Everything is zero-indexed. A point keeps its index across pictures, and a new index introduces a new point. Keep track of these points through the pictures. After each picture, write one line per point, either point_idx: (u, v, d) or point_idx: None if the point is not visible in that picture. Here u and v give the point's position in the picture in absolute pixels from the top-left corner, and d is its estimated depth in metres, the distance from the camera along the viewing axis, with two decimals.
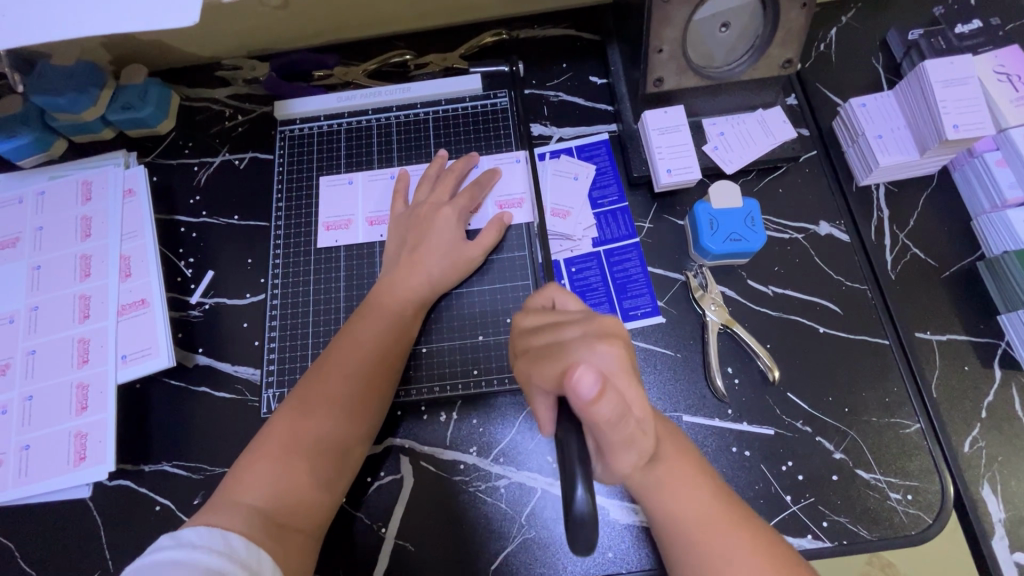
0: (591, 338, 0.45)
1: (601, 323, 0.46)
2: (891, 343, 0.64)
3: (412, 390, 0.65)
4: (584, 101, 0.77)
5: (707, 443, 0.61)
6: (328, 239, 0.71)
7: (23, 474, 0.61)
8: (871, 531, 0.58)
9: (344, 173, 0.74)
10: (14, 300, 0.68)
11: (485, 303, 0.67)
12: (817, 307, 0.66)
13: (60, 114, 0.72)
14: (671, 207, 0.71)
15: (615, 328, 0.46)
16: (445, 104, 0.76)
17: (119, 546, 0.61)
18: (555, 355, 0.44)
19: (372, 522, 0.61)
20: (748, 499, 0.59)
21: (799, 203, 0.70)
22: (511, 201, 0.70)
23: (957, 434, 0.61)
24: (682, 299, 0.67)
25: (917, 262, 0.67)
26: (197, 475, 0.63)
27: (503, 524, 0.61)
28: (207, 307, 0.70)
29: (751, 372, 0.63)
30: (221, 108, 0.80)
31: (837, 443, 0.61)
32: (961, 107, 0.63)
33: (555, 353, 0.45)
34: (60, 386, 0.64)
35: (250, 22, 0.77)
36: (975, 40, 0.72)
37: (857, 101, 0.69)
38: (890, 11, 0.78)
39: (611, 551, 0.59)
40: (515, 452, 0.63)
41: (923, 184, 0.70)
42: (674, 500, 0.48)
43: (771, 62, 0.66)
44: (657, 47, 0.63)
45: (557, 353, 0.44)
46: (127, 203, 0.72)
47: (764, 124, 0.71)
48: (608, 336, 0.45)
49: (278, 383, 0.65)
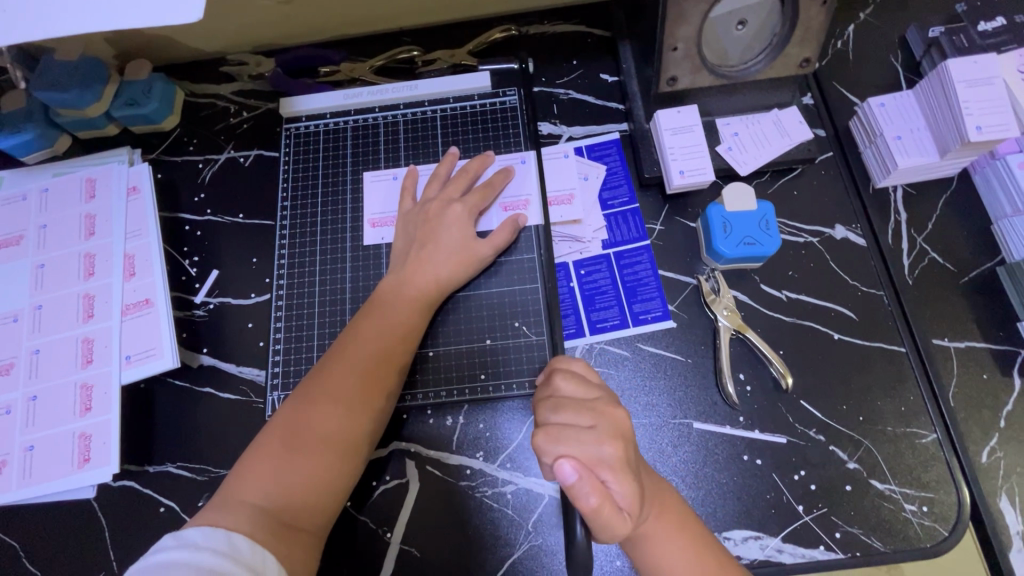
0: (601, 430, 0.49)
1: (612, 415, 0.50)
2: (908, 350, 0.62)
3: (418, 394, 0.64)
4: (594, 99, 0.75)
5: (718, 451, 0.60)
6: (374, 236, 0.70)
7: (26, 475, 0.61)
8: (884, 543, 0.57)
9: (387, 168, 0.72)
10: (18, 298, 0.67)
11: (494, 304, 0.66)
12: (832, 313, 0.64)
13: (63, 110, 0.71)
14: (682, 209, 0.69)
15: (625, 422, 0.50)
16: (453, 102, 0.75)
17: (122, 548, 0.61)
18: (557, 435, 0.48)
19: (377, 526, 0.61)
20: (758, 508, 0.58)
21: (814, 206, 0.68)
22: (516, 203, 0.68)
23: (974, 445, 0.60)
24: (693, 303, 0.66)
25: (935, 267, 0.66)
26: (201, 477, 0.63)
27: (510, 530, 0.60)
28: (211, 307, 0.69)
29: (763, 378, 0.62)
30: (226, 104, 0.79)
31: (851, 452, 0.60)
32: (984, 108, 0.61)
33: (559, 436, 0.48)
34: (64, 386, 0.63)
35: (255, 17, 0.76)
36: (997, 38, 0.69)
37: (875, 101, 0.68)
38: (909, 8, 0.76)
39: (619, 560, 0.58)
40: (522, 458, 0.62)
41: (942, 187, 0.69)
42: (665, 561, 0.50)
43: (788, 61, 0.64)
44: (671, 45, 0.61)
45: (560, 435, 0.48)
46: (131, 201, 0.71)
47: (779, 125, 0.69)
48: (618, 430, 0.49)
49: (283, 385, 0.64)
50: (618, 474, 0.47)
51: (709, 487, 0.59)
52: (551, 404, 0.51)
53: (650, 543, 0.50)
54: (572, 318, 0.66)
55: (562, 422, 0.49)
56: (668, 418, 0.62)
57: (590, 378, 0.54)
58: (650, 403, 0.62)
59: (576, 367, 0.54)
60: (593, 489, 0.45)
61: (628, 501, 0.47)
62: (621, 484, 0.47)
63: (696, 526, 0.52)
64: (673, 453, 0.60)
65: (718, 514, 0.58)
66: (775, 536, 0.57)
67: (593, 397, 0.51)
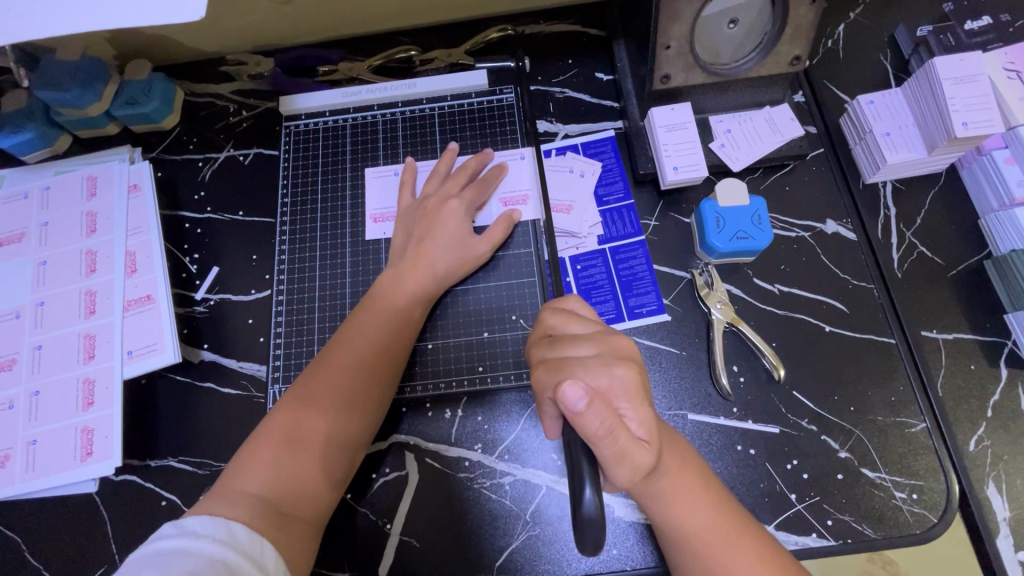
0: (604, 357, 0.47)
1: (614, 342, 0.49)
2: (897, 341, 0.64)
3: (416, 386, 0.65)
4: (590, 98, 0.76)
5: (712, 441, 0.61)
6: (375, 231, 0.71)
7: (29, 469, 0.61)
8: (875, 530, 0.58)
9: (387, 165, 0.73)
10: (20, 295, 0.68)
11: (491, 298, 0.67)
12: (823, 306, 0.65)
13: (64, 110, 0.72)
14: (676, 205, 0.71)
15: (628, 349, 0.49)
16: (450, 100, 0.76)
17: (124, 541, 0.61)
18: (561, 366, 0.47)
19: (377, 518, 0.62)
20: (752, 497, 0.59)
21: (806, 201, 0.70)
22: (515, 198, 0.70)
23: (963, 434, 0.61)
24: (687, 297, 0.67)
25: (924, 261, 0.67)
26: (203, 470, 0.64)
27: (508, 521, 0.61)
28: (212, 303, 0.70)
29: (756, 370, 0.63)
30: (226, 103, 0.80)
31: (843, 441, 0.61)
32: (969, 104, 0.63)
33: (566, 365, 0.47)
34: (66, 381, 0.64)
35: (254, 16, 0.77)
36: (983, 37, 0.71)
37: (865, 98, 0.69)
38: (898, 8, 0.78)
39: (615, 548, 0.59)
40: (520, 449, 0.63)
41: (930, 182, 0.70)
42: (672, 495, 0.49)
43: (779, 59, 0.66)
44: (664, 43, 0.63)
45: (565, 365, 0.47)
46: (132, 199, 0.72)
47: (770, 122, 0.70)
48: (619, 357, 0.48)
49: (283, 378, 0.65)
50: (632, 401, 0.45)
51: None
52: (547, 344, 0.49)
53: (658, 483, 0.48)
54: None
55: (564, 355, 0.48)
56: (664, 410, 0.63)
57: (587, 316, 0.52)
58: None
59: (575, 306, 0.53)
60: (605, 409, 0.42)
61: (644, 430, 0.45)
62: (637, 412, 0.45)
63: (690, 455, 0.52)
64: None
65: None
66: (769, 524, 0.58)
67: (593, 331, 0.50)
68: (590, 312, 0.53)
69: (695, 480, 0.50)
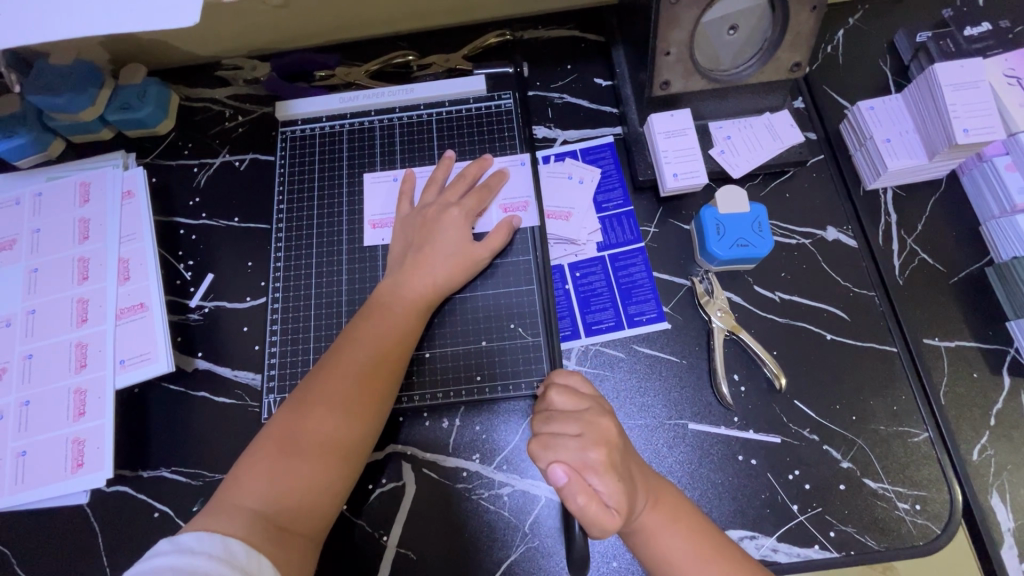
0: (586, 438, 0.49)
1: (599, 425, 0.51)
2: (899, 350, 0.63)
3: (414, 396, 0.64)
4: (589, 103, 0.76)
5: (713, 451, 0.61)
6: (374, 237, 0.70)
7: (19, 480, 0.60)
8: (878, 541, 0.57)
9: (386, 170, 0.73)
10: (11, 303, 0.67)
11: (490, 306, 0.66)
12: (824, 314, 0.65)
13: (57, 115, 0.71)
14: (676, 212, 0.70)
15: (613, 431, 0.51)
16: (448, 105, 0.75)
17: (115, 553, 0.60)
18: (548, 443, 0.50)
19: (374, 529, 0.61)
20: (753, 507, 0.59)
21: (806, 207, 0.69)
22: (515, 205, 0.69)
23: (965, 443, 0.61)
24: (687, 304, 0.66)
25: (926, 268, 0.67)
26: (196, 481, 0.63)
27: (507, 532, 0.60)
28: (206, 311, 0.69)
29: (757, 379, 0.63)
30: (222, 108, 0.79)
31: (845, 451, 0.60)
32: (970, 111, 0.62)
33: (551, 444, 0.50)
34: (57, 391, 0.63)
35: (250, 21, 0.76)
36: (983, 43, 0.71)
37: (865, 105, 0.69)
38: (897, 13, 0.78)
39: (616, 561, 0.58)
40: (518, 459, 0.62)
41: (931, 189, 0.70)
42: (667, 551, 0.50)
43: (779, 65, 0.65)
44: (664, 49, 0.62)
45: (550, 443, 0.49)
46: (126, 205, 0.71)
47: (770, 128, 0.70)
48: (602, 438, 0.50)
49: (278, 387, 0.64)
50: (605, 475, 0.47)
51: (704, 487, 0.59)
52: (543, 416, 0.53)
53: (648, 537, 0.50)
54: (568, 320, 0.67)
55: (553, 431, 0.51)
56: (664, 419, 0.62)
57: (583, 390, 0.54)
58: (645, 404, 0.63)
59: (573, 380, 0.55)
60: (581, 490, 0.46)
61: (616, 500, 0.47)
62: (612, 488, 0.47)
63: (693, 515, 0.52)
64: (669, 453, 0.61)
65: (715, 514, 0.58)
66: (771, 536, 0.58)
67: (585, 408, 0.52)
68: (591, 391, 0.55)
69: (691, 534, 0.50)
